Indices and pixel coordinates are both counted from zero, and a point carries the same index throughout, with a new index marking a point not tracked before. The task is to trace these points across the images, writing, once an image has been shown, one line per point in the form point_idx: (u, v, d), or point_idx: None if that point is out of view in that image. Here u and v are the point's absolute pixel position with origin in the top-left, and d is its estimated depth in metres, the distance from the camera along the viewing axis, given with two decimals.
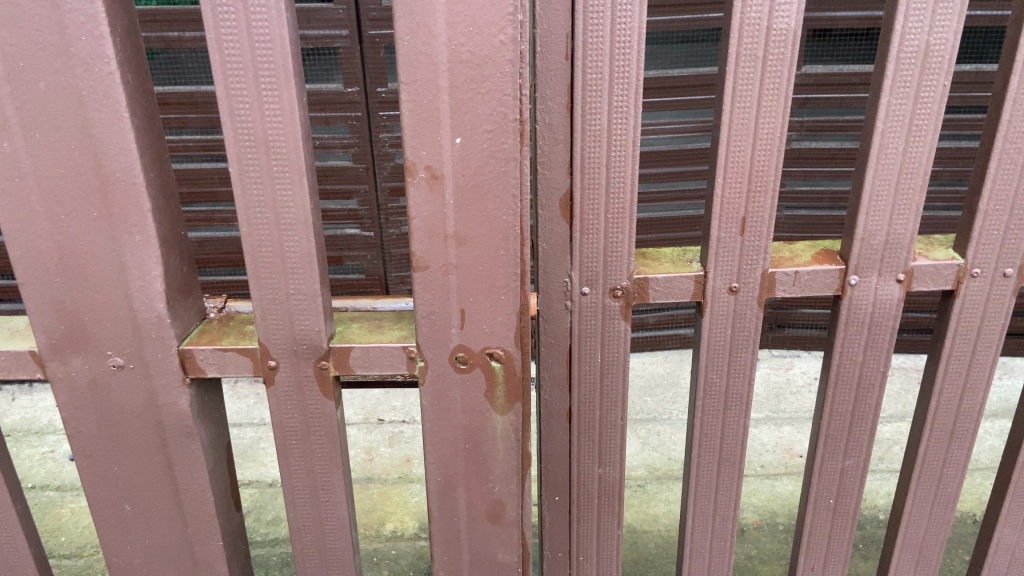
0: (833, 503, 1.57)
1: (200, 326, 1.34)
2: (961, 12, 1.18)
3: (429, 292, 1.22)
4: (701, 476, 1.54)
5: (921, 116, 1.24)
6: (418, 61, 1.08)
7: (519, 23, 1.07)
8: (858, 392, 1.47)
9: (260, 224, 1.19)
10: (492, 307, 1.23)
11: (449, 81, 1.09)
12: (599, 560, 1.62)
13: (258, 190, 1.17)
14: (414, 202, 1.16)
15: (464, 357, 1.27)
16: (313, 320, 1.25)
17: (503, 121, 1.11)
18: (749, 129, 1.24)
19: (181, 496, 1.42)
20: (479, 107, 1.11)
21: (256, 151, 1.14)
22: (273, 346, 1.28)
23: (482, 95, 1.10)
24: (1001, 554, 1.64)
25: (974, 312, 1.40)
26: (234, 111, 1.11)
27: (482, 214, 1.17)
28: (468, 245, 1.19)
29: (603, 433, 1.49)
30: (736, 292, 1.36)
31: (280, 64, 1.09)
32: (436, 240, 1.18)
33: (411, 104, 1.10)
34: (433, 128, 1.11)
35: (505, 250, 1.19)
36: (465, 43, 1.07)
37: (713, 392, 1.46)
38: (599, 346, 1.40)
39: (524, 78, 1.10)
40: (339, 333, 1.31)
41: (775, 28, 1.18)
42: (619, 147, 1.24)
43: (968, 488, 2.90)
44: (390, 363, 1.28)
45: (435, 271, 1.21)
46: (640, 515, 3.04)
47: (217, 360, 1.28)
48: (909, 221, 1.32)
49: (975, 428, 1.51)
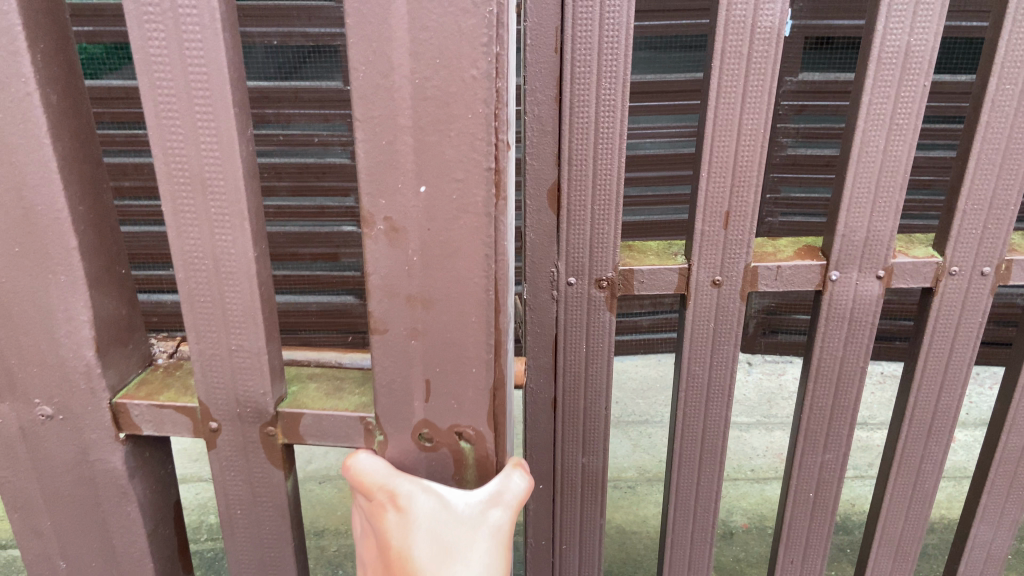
0: (813, 497, 1.60)
1: (142, 375, 1.25)
2: (941, 15, 1.21)
3: (390, 360, 1.02)
4: (683, 469, 1.56)
5: (902, 115, 1.27)
6: (376, 96, 0.89)
7: (494, 58, 0.87)
8: (838, 386, 1.49)
9: (196, 272, 1.05)
10: (463, 383, 1.02)
11: (412, 119, 0.90)
12: (582, 549, 1.64)
13: (194, 234, 1.03)
14: (370, 256, 0.97)
15: (428, 435, 1.06)
16: (256, 381, 1.12)
17: (476, 170, 0.92)
18: (734, 124, 1.27)
19: (118, 555, 1.32)
20: (448, 152, 0.91)
21: (190, 191, 0.99)
22: (211, 407, 1.16)
23: (451, 138, 0.90)
24: (977, 552, 1.66)
25: (953, 310, 1.43)
26: (166, 144, 0.96)
27: (450, 275, 0.97)
28: (435, 310, 0.99)
29: (586, 424, 1.51)
30: (720, 285, 1.39)
31: (217, 94, 0.93)
32: (397, 302, 0.99)
33: (367, 144, 0.91)
34: (393, 172, 0.92)
35: (478, 319, 0.99)
36: (430, 77, 0.88)
37: (695, 384, 1.49)
38: (584, 336, 1.43)
39: (501, 120, 0.90)
40: (290, 397, 1.19)
41: (760, 25, 1.21)
42: (606, 141, 1.27)
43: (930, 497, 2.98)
44: (345, 434, 1.14)
45: (396, 336, 1.01)
46: (629, 516, 3.09)
47: (152, 417, 1.19)
48: (889, 218, 1.35)
49: (952, 426, 1.53)
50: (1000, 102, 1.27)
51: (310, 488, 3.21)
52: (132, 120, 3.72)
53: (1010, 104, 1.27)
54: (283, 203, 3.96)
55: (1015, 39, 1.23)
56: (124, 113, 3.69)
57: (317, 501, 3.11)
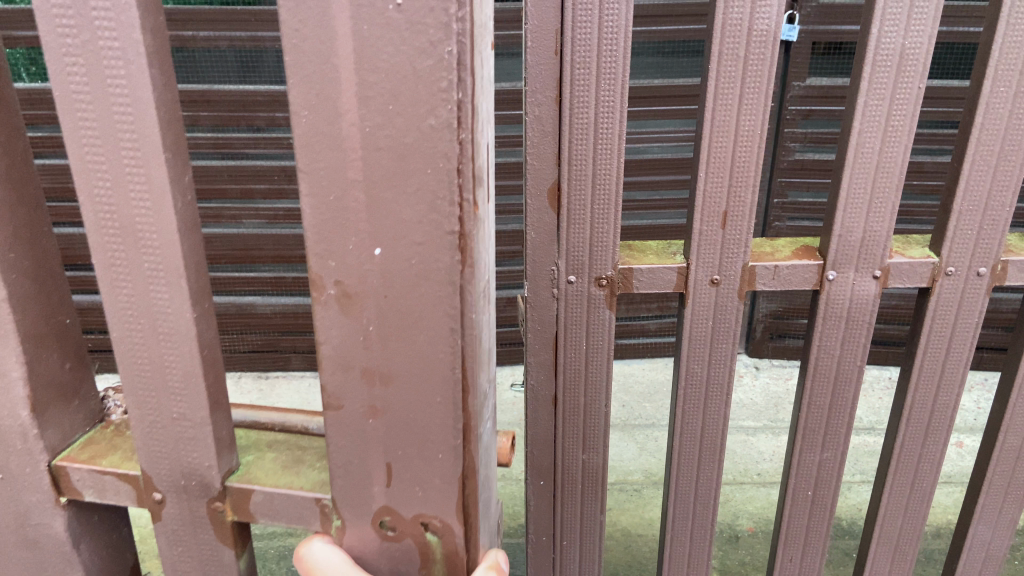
0: (811, 495, 1.62)
1: (88, 434, 1.08)
2: (935, 18, 1.23)
3: (344, 446, 0.84)
4: (682, 465, 1.58)
5: (897, 117, 1.29)
6: (320, 146, 0.72)
7: (455, 107, 0.70)
8: (837, 385, 1.51)
9: (133, 335, 0.88)
10: (430, 474, 0.84)
11: (363, 174, 0.73)
12: (582, 544, 1.66)
13: (127, 293, 0.86)
14: (320, 326, 0.80)
15: (391, 524, 0.88)
16: (202, 452, 0.94)
17: (440, 232, 0.75)
18: (731, 125, 1.30)
19: None
20: (405, 209, 0.74)
21: (121, 244, 0.83)
22: (155, 477, 0.97)
23: (410, 191, 0.73)
24: (975, 550, 1.67)
25: (949, 310, 1.44)
26: (91, 192, 0.80)
27: (414, 351, 0.79)
28: (395, 390, 0.81)
29: (587, 420, 1.53)
30: (718, 284, 1.41)
31: (145, 133, 0.76)
32: (351, 380, 0.81)
33: (311, 200, 0.74)
34: (343, 228, 0.75)
35: (447, 402, 0.81)
36: (383, 124, 0.71)
37: (694, 381, 1.51)
38: (584, 334, 1.45)
39: (465, 176, 0.73)
40: (243, 469, 1.00)
41: (756, 28, 1.23)
42: (606, 141, 1.29)
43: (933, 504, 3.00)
44: (302, 517, 0.95)
45: (352, 417, 0.83)
46: (635, 519, 3.11)
47: (95, 483, 1.02)
48: (884, 219, 1.37)
49: (950, 425, 1.55)
50: (996, 104, 1.29)
51: None
52: None
53: (1005, 106, 1.29)
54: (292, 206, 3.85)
55: (1010, 40, 1.25)
56: None
57: None
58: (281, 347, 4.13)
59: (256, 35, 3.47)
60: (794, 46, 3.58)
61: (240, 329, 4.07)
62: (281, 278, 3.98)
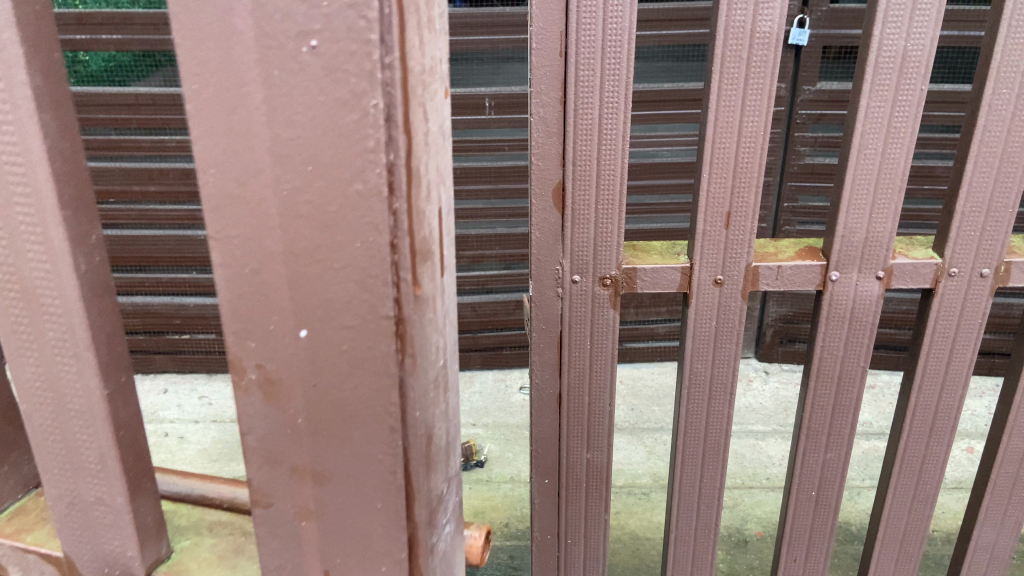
0: (815, 495, 1.62)
1: (21, 501, 1.06)
2: (937, 20, 1.24)
3: (277, 538, 0.81)
4: (686, 464, 1.59)
5: (899, 119, 1.30)
6: (232, 209, 0.66)
7: (386, 167, 0.63)
8: (840, 385, 1.52)
9: (40, 404, 0.87)
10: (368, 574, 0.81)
11: (283, 244, 0.67)
12: (587, 543, 1.67)
13: (31, 357, 0.84)
14: (244, 414, 0.75)
15: None
16: (120, 538, 0.93)
17: (371, 318, 0.69)
18: (734, 126, 1.31)
19: None
20: (331, 289, 0.68)
21: (22, 308, 0.81)
22: (79, 562, 0.96)
23: (336, 269, 0.67)
24: (980, 553, 1.67)
25: (953, 310, 1.44)
26: None
27: (346, 445, 0.74)
28: (328, 486, 0.77)
29: (591, 418, 1.54)
30: (721, 284, 1.42)
31: (37, 192, 0.75)
32: (280, 472, 0.77)
33: (227, 272, 0.69)
34: (263, 310, 0.70)
35: (384, 504, 0.76)
36: (303, 189, 0.65)
37: (698, 381, 1.52)
38: (588, 333, 1.46)
39: (401, 252, 0.66)
40: (175, 558, 0.99)
41: (759, 30, 1.24)
42: (610, 141, 1.31)
43: (943, 510, 2.99)
44: None
45: (283, 510, 0.79)
46: (644, 522, 3.12)
47: (19, 560, 1.00)
48: (888, 219, 1.37)
49: (954, 426, 1.55)
50: (997, 107, 1.30)
51: None
52: (159, 127, 3.67)
53: (1007, 108, 1.30)
54: None
55: (1011, 42, 1.26)
56: (151, 120, 3.65)
57: None
58: None
59: None
60: (803, 50, 3.59)
61: None
62: None
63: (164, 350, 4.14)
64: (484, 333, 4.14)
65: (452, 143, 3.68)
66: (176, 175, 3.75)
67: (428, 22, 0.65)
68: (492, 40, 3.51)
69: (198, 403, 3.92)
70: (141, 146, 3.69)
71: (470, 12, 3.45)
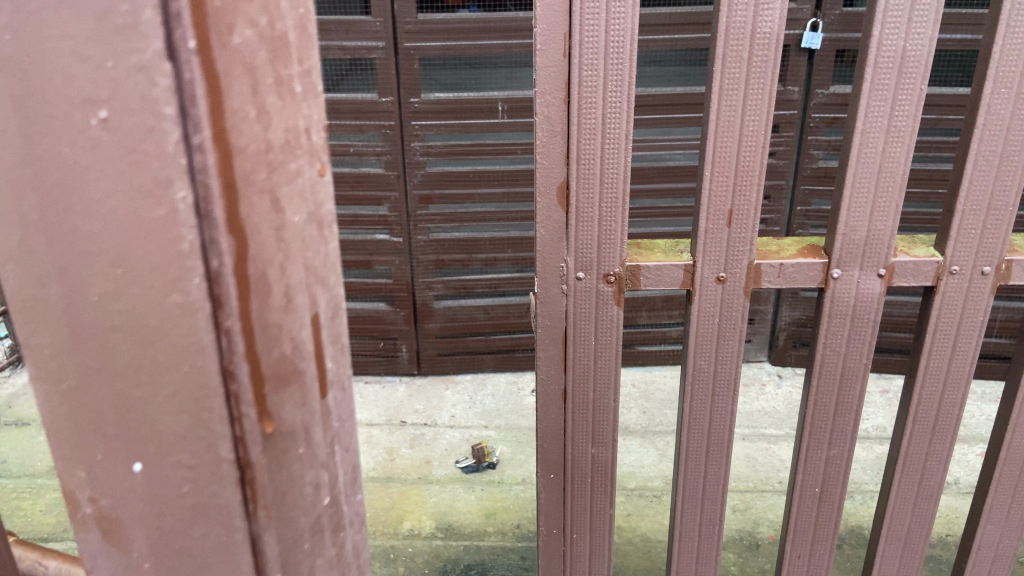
0: (818, 492, 1.63)
1: None
2: (936, 21, 1.26)
3: None
4: (690, 460, 1.61)
5: (899, 118, 1.32)
6: (41, 314, 0.62)
7: (207, 277, 0.56)
8: (842, 383, 1.53)
9: None
10: None
11: (103, 365, 0.62)
12: (592, 537, 1.69)
13: None
14: (89, 541, 0.75)
15: None
16: None
17: (208, 459, 0.64)
18: (736, 125, 1.33)
19: None
20: (160, 421, 0.63)
21: None
22: None
23: (158, 398, 0.62)
24: (985, 550, 1.67)
25: (954, 308, 1.46)
26: None
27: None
28: None
29: (596, 413, 1.57)
30: (723, 282, 1.44)
31: None
32: None
33: (51, 392, 0.66)
34: (90, 438, 0.67)
35: None
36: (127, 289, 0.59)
37: (701, 377, 1.53)
38: (592, 329, 1.49)
39: (237, 382, 0.60)
40: None
41: (759, 31, 1.27)
42: (613, 140, 1.34)
43: (956, 515, 2.99)
44: None
45: None
46: (654, 525, 3.13)
47: None
48: (888, 217, 1.39)
49: (957, 423, 1.56)
50: (997, 106, 1.31)
51: None
52: None
53: (1006, 107, 1.31)
54: None
55: (1010, 41, 1.27)
56: None
57: None
58: None
59: None
60: (817, 54, 3.59)
61: None
62: None
63: None
64: (497, 336, 4.17)
65: (466, 147, 3.71)
66: None
67: (276, 85, 0.57)
68: (505, 44, 3.53)
69: None
70: None
71: (483, 17, 3.48)
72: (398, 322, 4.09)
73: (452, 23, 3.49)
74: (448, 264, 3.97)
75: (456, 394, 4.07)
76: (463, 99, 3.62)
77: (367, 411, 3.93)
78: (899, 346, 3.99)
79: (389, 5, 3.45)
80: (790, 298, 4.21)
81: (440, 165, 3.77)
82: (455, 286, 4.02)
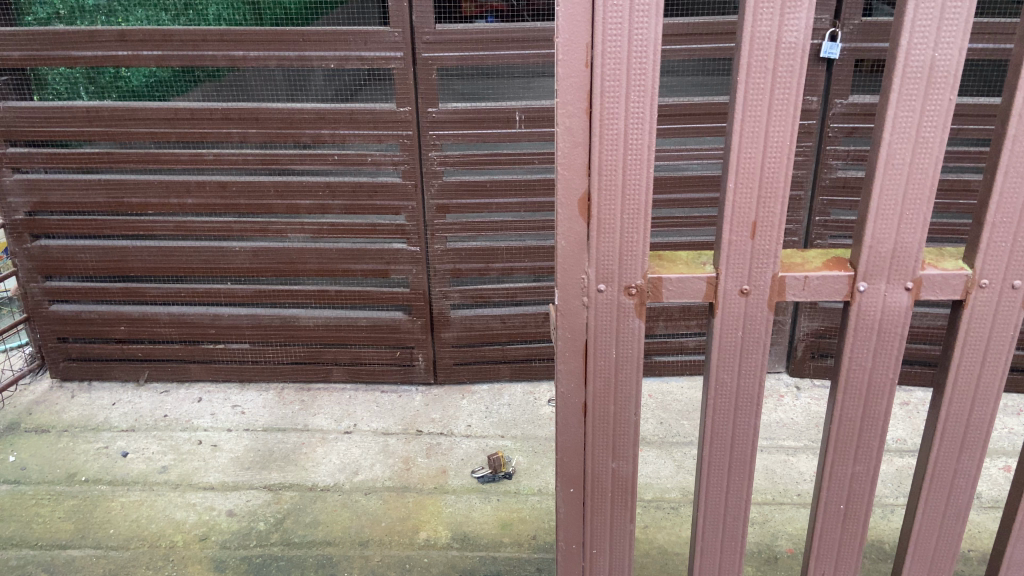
0: (843, 509, 1.61)
1: None
2: (965, 30, 1.24)
3: None
4: (711, 477, 1.59)
5: (927, 129, 1.30)
6: None
7: None
8: (868, 398, 1.51)
9: None
10: None
11: None
12: (612, 552, 1.67)
13: None
14: None
15: None
16: None
17: None
18: (761, 134, 1.31)
19: None
20: None
21: None
22: None
23: None
24: (1016, 569, 1.64)
25: (983, 322, 1.43)
26: None
27: None
28: None
29: (617, 427, 1.55)
30: (748, 295, 1.42)
31: None
32: None
33: None
34: None
35: None
36: None
37: (724, 391, 1.51)
38: (613, 341, 1.47)
39: None
40: None
41: (785, 41, 1.26)
42: (635, 151, 1.33)
43: (981, 531, 2.93)
44: None
45: None
46: (672, 537, 3.10)
47: None
48: (916, 229, 1.36)
49: (986, 440, 1.53)
50: None
51: (356, 498, 3.29)
52: (196, 141, 3.74)
53: None
54: (336, 220, 3.88)
55: None
56: (190, 134, 3.71)
57: (364, 512, 3.20)
58: (323, 359, 4.20)
59: (303, 55, 3.53)
60: (836, 64, 3.55)
61: (285, 340, 4.15)
62: (323, 291, 4.03)
63: (199, 360, 4.24)
64: (514, 345, 4.15)
65: (482, 156, 3.70)
66: (213, 187, 3.82)
67: None
68: (523, 54, 3.52)
69: (231, 411, 4.02)
70: (179, 159, 3.77)
71: (501, 27, 3.49)
72: (415, 331, 4.09)
73: (470, 32, 3.49)
74: (465, 274, 3.96)
75: (473, 403, 4.05)
76: (480, 108, 3.62)
77: (383, 420, 3.92)
78: (917, 356, 3.96)
79: (408, 17, 3.47)
80: (807, 309, 4.17)
81: (458, 175, 3.78)
82: (472, 295, 4.01)
